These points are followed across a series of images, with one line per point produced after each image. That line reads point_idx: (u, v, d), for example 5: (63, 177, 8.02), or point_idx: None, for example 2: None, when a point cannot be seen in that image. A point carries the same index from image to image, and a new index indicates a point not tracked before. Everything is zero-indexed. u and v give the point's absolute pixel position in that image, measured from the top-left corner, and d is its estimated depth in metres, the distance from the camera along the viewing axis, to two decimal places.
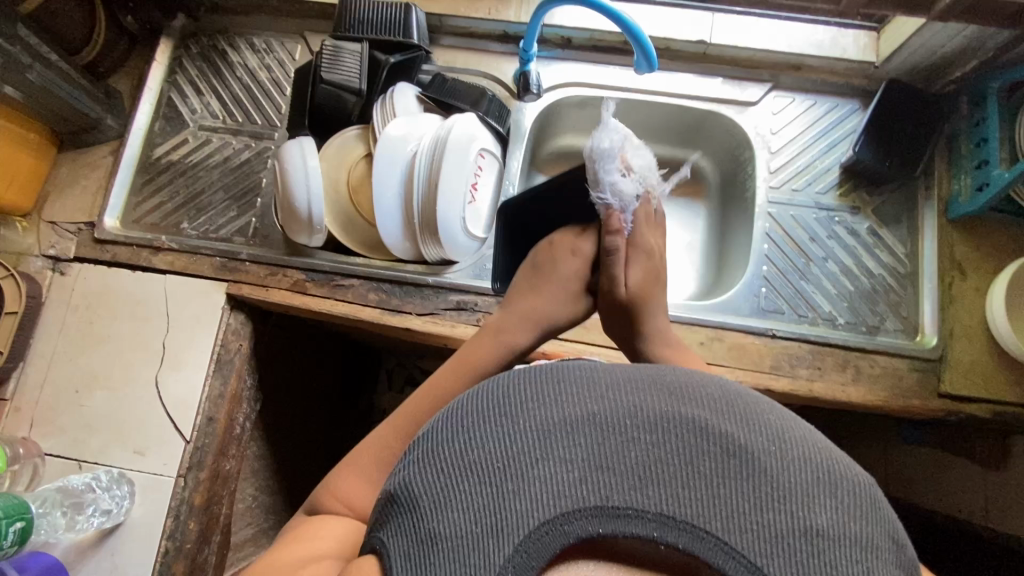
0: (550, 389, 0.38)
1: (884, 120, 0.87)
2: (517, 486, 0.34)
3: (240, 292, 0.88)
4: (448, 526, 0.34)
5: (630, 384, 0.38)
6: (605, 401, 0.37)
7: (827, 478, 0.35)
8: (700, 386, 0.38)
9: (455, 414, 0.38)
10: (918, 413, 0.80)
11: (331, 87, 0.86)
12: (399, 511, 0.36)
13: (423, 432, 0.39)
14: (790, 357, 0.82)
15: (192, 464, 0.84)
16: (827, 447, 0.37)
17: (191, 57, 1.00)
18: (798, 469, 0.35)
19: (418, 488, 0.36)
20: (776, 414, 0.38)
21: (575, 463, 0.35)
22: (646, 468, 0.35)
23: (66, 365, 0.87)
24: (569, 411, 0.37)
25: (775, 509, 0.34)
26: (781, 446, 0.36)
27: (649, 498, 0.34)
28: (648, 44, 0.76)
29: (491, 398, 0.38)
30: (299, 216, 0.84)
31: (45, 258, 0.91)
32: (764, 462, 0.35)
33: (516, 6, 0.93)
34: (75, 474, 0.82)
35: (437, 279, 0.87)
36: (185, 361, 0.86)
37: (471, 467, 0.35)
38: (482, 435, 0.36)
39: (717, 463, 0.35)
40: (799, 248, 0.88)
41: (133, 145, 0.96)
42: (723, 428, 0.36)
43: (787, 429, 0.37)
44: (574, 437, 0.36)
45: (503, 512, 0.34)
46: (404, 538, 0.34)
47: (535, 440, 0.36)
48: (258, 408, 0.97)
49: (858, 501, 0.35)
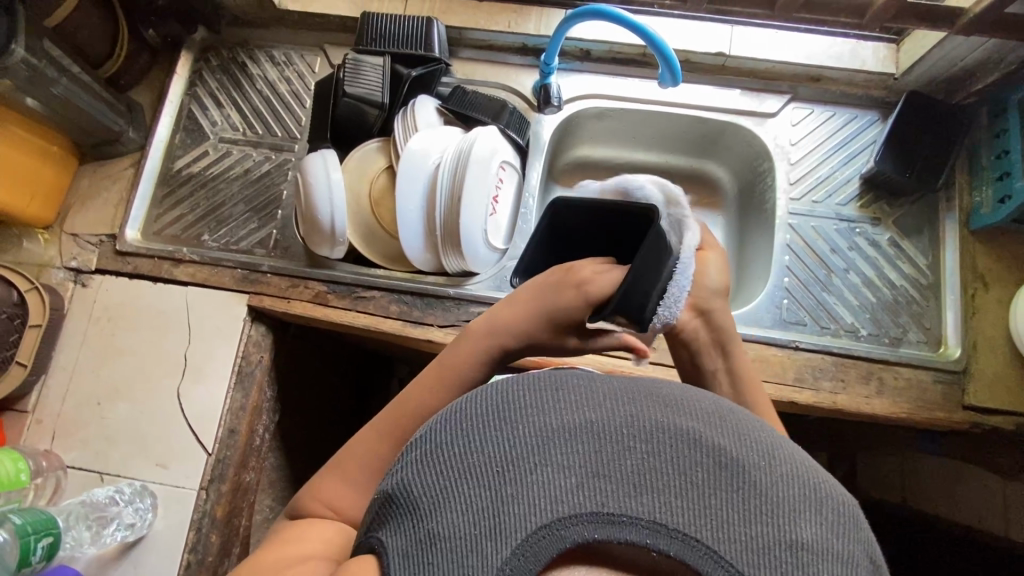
0: (548, 393, 0.34)
1: (904, 132, 0.87)
2: (515, 489, 0.30)
3: (262, 304, 0.88)
4: (444, 526, 0.30)
5: (627, 394, 0.34)
6: (602, 404, 0.33)
7: (814, 495, 0.31)
8: (694, 401, 0.35)
9: (451, 415, 0.35)
10: (942, 425, 0.80)
11: (353, 100, 0.86)
12: (397, 513, 0.32)
13: (420, 434, 0.36)
14: (814, 369, 0.82)
15: (214, 476, 0.83)
16: (814, 468, 0.33)
17: (211, 70, 1.01)
18: (786, 485, 0.31)
19: (417, 489, 0.32)
20: (766, 432, 0.34)
21: (572, 466, 0.31)
22: (643, 474, 0.31)
23: (88, 377, 0.87)
24: (568, 412, 0.33)
25: (764, 522, 0.30)
26: (770, 462, 0.32)
27: (644, 504, 0.30)
28: (672, 58, 0.76)
29: (483, 400, 0.35)
30: (322, 229, 0.84)
31: (66, 270, 0.91)
32: (756, 475, 0.31)
33: (536, 19, 0.94)
34: (98, 487, 0.82)
35: (458, 290, 0.87)
36: (207, 373, 0.86)
37: (472, 469, 0.31)
38: (478, 435, 0.33)
39: (711, 471, 0.31)
40: (820, 259, 0.88)
41: (154, 157, 0.97)
42: (716, 441, 0.32)
43: (776, 446, 0.33)
44: (571, 437, 0.32)
45: (500, 515, 0.29)
46: (402, 537, 0.31)
47: (532, 440, 0.32)
48: (277, 419, 0.97)
49: (839, 519, 0.31)
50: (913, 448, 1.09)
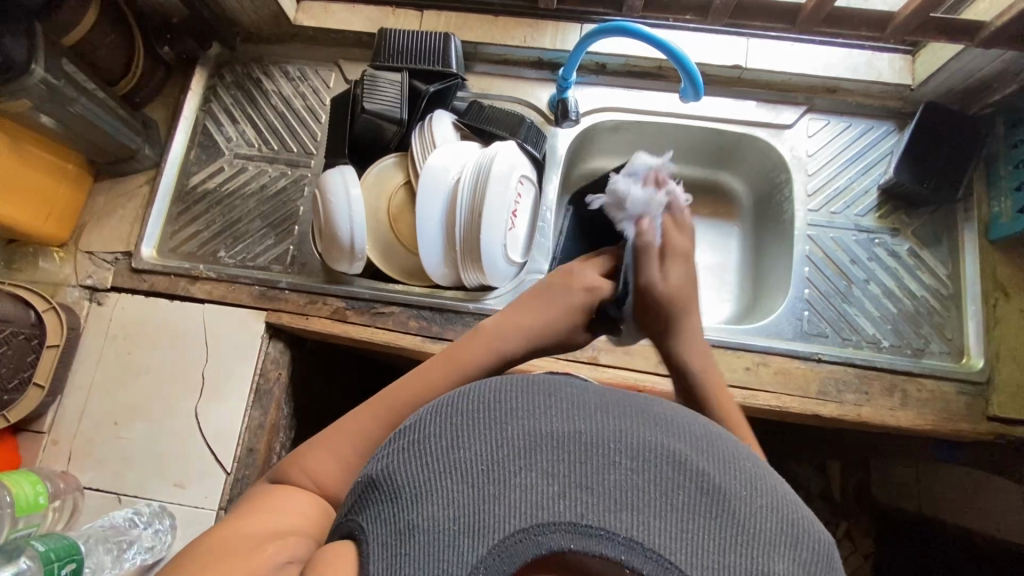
0: (541, 400, 0.35)
1: (921, 143, 0.87)
2: (497, 490, 0.31)
3: (280, 321, 0.87)
4: (426, 518, 0.30)
5: (618, 408, 0.35)
6: (592, 416, 0.34)
7: (791, 531, 0.32)
8: (684, 422, 0.36)
9: (442, 410, 0.36)
10: (967, 437, 0.80)
11: (372, 116, 0.86)
12: (380, 498, 0.33)
13: (412, 422, 0.37)
14: (837, 382, 0.81)
15: (233, 496, 0.82)
16: (795, 503, 0.34)
17: (226, 86, 1.01)
18: (765, 517, 0.32)
19: (402, 477, 0.33)
20: (753, 463, 0.35)
21: (556, 474, 0.31)
22: (624, 490, 0.31)
23: (105, 396, 0.86)
24: (558, 420, 0.33)
25: (740, 552, 0.30)
26: (750, 493, 0.32)
27: (622, 520, 0.30)
28: (694, 71, 0.76)
29: (475, 400, 0.35)
30: (341, 244, 0.83)
31: (82, 288, 0.91)
32: (736, 504, 0.32)
33: (552, 33, 0.94)
34: (116, 509, 0.81)
35: (477, 305, 0.87)
36: (224, 392, 0.85)
37: (455, 467, 0.32)
38: (467, 434, 0.34)
39: (694, 495, 0.31)
40: (840, 270, 0.88)
41: (169, 173, 0.96)
42: (702, 466, 0.33)
43: (761, 478, 0.34)
44: (557, 445, 0.32)
45: (481, 513, 0.30)
46: (382, 524, 0.31)
47: (519, 443, 0.32)
48: (294, 436, 0.96)
49: (811, 560, 0.31)
50: (931, 457, 1.09)
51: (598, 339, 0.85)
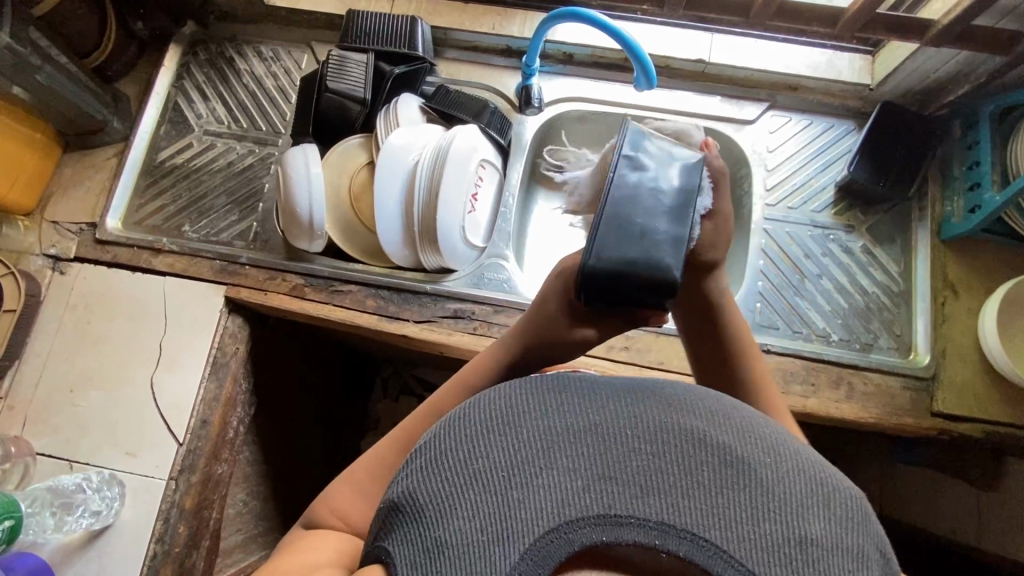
0: (552, 398, 0.36)
1: (877, 142, 0.88)
2: (522, 494, 0.32)
3: (239, 296, 0.88)
4: (456, 532, 0.31)
5: (629, 399, 0.36)
6: (603, 410, 0.35)
7: (821, 489, 0.33)
8: (695, 400, 0.37)
9: (453, 424, 0.37)
10: (910, 431, 0.81)
11: (336, 96, 0.87)
12: (406, 520, 0.34)
13: (425, 442, 0.37)
14: (785, 372, 0.82)
15: (184, 467, 0.83)
16: (820, 461, 0.35)
17: (199, 64, 1.02)
18: (792, 480, 0.33)
19: (423, 496, 0.34)
20: (771, 428, 0.36)
21: (578, 469, 0.32)
22: (648, 475, 0.32)
23: (62, 364, 0.87)
24: (572, 417, 0.35)
25: (771, 518, 0.31)
26: (774, 459, 0.33)
27: (651, 505, 0.31)
28: (647, 61, 0.78)
29: (488, 409, 0.36)
30: (300, 221, 0.84)
31: (45, 257, 0.91)
32: (763, 473, 0.33)
33: (520, 22, 0.95)
34: (66, 474, 0.82)
35: (435, 286, 0.88)
36: (181, 363, 0.86)
37: (477, 476, 0.33)
38: (484, 443, 0.34)
39: (718, 470, 0.32)
40: (793, 264, 0.89)
41: (138, 148, 0.97)
42: (721, 441, 0.34)
43: (780, 441, 0.35)
44: (575, 441, 0.34)
45: (510, 518, 0.31)
46: (411, 545, 0.32)
47: (538, 444, 0.34)
48: (252, 412, 0.97)
49: (849, 512, 0.33)
50: (887, 456, 1.10)
51: None
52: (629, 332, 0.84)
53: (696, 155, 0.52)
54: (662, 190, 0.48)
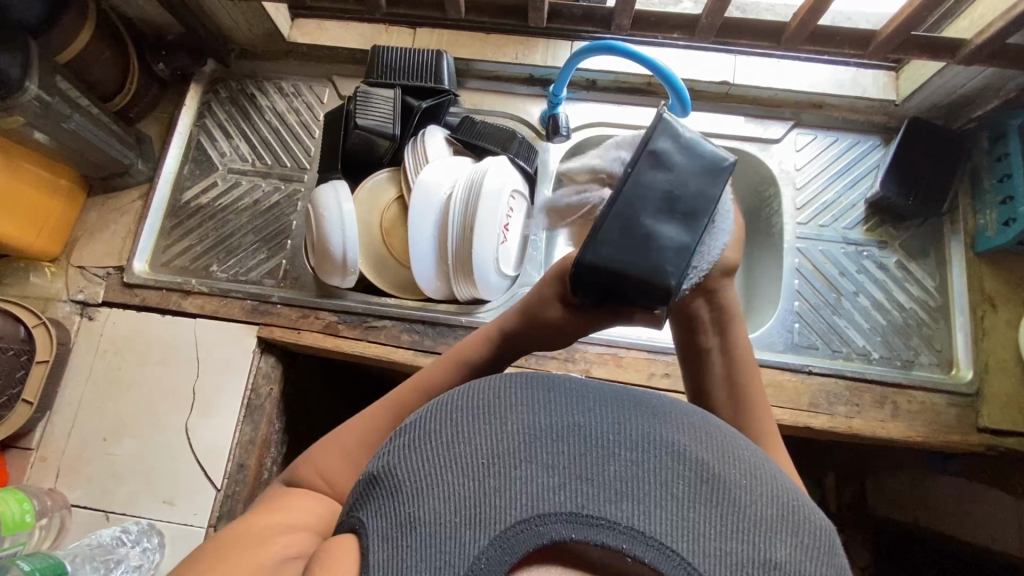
0: (541, 395, 0.37)
1: (906, 157, 0.88)
2: (499, 484, 0.32)
3: (272, 335, 0.87)
4: (431, 511, 0.32)
5: (614, 405, 0.37)
6: (591, 413, 0.36)
7: (788, 516, 0.33)
8: (679, 416, 0.37)
9: (443, 408, 0.37)
10: (957, 448, 0.80)
11: (364, 132, 0.87)
12: (384, 494, 0.34)
13: (414, 421, 0.38)
14: (828, 394, 0.81)
15: (223, 513, 0.82)
16: (793, 490, 0.36)
17: (220, 101, 1.02)
18: (762, 503, 0.33)
19: (403, 473, 0.34)
20: (749, 451, 0.37)
21: (558, 466, 0.33)
22: (624, 481, 0.33)
23: (94, 412, 0.86)
24: (558, 418, 0.35)
25: (736, 537, 0.31)
26: (743, 482, 0.34)
27: (622, 509, 0.31)
28: (681, 88, 0.77)
29: (477, 399, 0.37)
30: (333, 259, 0.84)
31: (73, 303, 0.90)
32: (732, 493, 0.33)
33: (543, 50, 0.95)
34: (103, 526, 0.81)
35: (470, 318, 0.87)
36: (215, 406, 0.85)
37: (460, 460, 0.34)
38: (470, 429, 0.35)
39: (689, 483, 0.33)
40: (829, 283, 0.89)
41: (163, 188, 0.97)
42: (699, 456, 0.35)
43: (757, 466, 0.36)
44: (559, 440, 0.34)
45: (484, 506, 0.32)
46: (386, 519, 0.33)
47: (522, 438, 0.34)
48: (286, 451, 0.96)
49: (812, 542, 0.33)
50: (924, 468, 1.08)
51: (589, 352, 0.84)
52: (667, 358, 0.84)
53: (721, 166, 0.51)
54: (682, 194, 0.50)
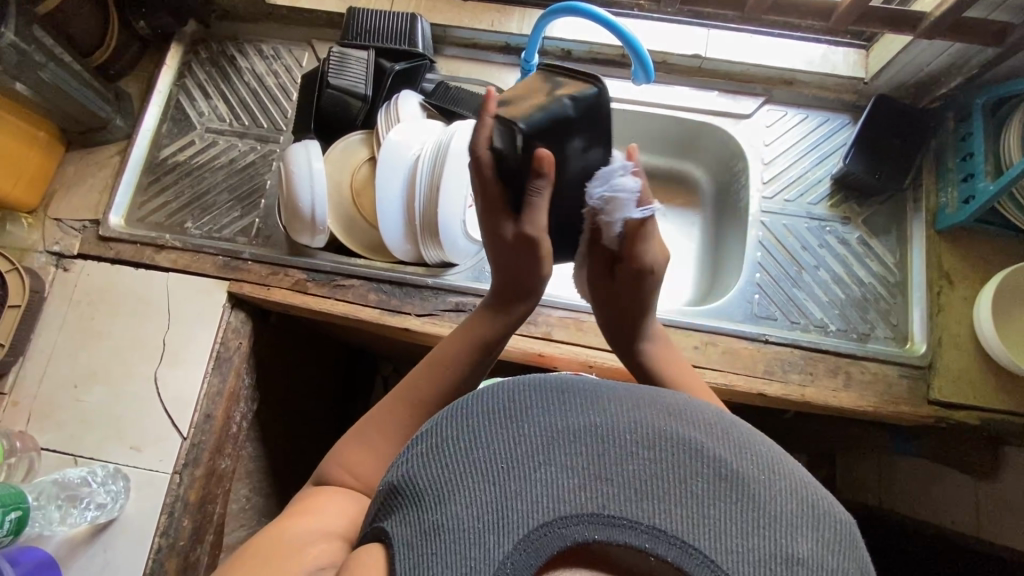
0: (554, 394, 0.34)
1: (872, 133, 0.90)
2: (517, 487, 0.30)
3: (241, 290, 0.89)
4: (452, 517, 0.30)
5: (632, 400, 0.34)
6: (608, 409, 0.33)
7: (811, 510, 0.31)
8: (698, 411, 0.35)
9: (457, 411, 0.35)
10: (906, 419, 0.82)
11: (337, 92, 0.89)
12: (408, 504, 0.32)
13: (429, 426, 0.36)
14: (782, 362, 0.83)
15: (188, 461, 0.84)
16: (813, 483, 0.33)
17: (200, 62, 1.03)
18: (785, 498, 0.31)
19: (424, 480, 0.32)
20: (767, 445, 0.34)
21: (576, 467, 0.31)
22: (644, 479, 0.31)
23: (66, 360, 0.88)
24: (573, 416, 0.33)
25: (759, 534, 0.29)
26: (766, 476, 0.32)
27: (644, 509, 0.30)
28: (645, 55, 0.78)
29: (491, 403, 0.34)
30: (302, 216, 0.85)
31: (49, 254, 0.92)
32: (754, 488, 0.31)
33: (518, 19, 0.97)
34: (71, 468, 0.83)
35: (436, 280, 0.89)
36: (184, 358, 0.87)
37: (476, 466, 0.32)
38: (486, 432, 0.33)
39: (712, 481, 0.31)
40: (791, 256, 0.90)
41: (141, 145, 0.98)
42: (718, 452, 0.32)
43: (777, 460, 0.33)
44: (575, 440, 0.32)
45: (505, 510, 0.30)
46: (407, 527, 0.31)
47: (537, 439, 0.32)
48: (255, 407, 0.98)
49: (836, 537, 0.31)
50: (884, 449, 1.10)
51: (550, 315, 0.86)
52: None
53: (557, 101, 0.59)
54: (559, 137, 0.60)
